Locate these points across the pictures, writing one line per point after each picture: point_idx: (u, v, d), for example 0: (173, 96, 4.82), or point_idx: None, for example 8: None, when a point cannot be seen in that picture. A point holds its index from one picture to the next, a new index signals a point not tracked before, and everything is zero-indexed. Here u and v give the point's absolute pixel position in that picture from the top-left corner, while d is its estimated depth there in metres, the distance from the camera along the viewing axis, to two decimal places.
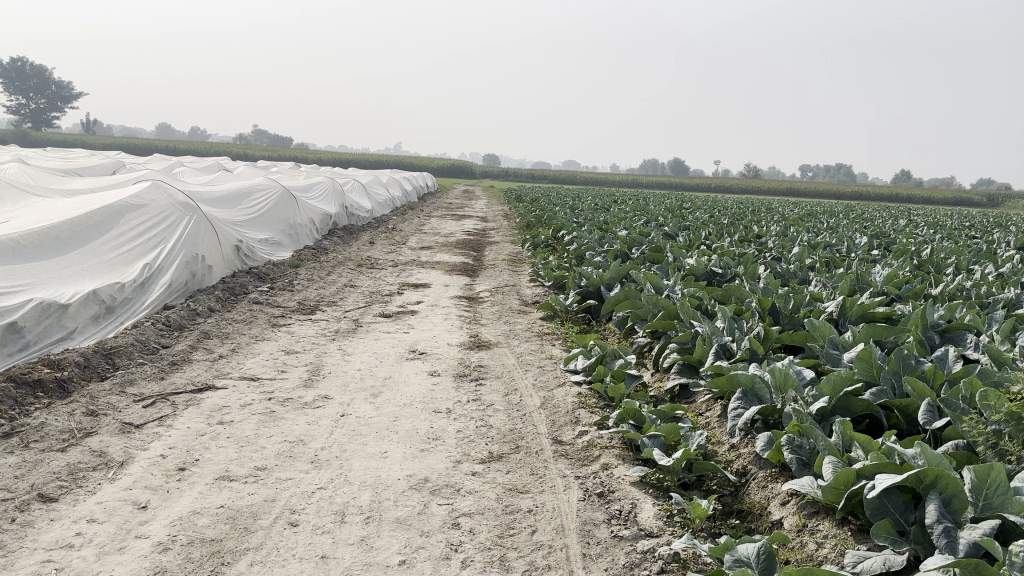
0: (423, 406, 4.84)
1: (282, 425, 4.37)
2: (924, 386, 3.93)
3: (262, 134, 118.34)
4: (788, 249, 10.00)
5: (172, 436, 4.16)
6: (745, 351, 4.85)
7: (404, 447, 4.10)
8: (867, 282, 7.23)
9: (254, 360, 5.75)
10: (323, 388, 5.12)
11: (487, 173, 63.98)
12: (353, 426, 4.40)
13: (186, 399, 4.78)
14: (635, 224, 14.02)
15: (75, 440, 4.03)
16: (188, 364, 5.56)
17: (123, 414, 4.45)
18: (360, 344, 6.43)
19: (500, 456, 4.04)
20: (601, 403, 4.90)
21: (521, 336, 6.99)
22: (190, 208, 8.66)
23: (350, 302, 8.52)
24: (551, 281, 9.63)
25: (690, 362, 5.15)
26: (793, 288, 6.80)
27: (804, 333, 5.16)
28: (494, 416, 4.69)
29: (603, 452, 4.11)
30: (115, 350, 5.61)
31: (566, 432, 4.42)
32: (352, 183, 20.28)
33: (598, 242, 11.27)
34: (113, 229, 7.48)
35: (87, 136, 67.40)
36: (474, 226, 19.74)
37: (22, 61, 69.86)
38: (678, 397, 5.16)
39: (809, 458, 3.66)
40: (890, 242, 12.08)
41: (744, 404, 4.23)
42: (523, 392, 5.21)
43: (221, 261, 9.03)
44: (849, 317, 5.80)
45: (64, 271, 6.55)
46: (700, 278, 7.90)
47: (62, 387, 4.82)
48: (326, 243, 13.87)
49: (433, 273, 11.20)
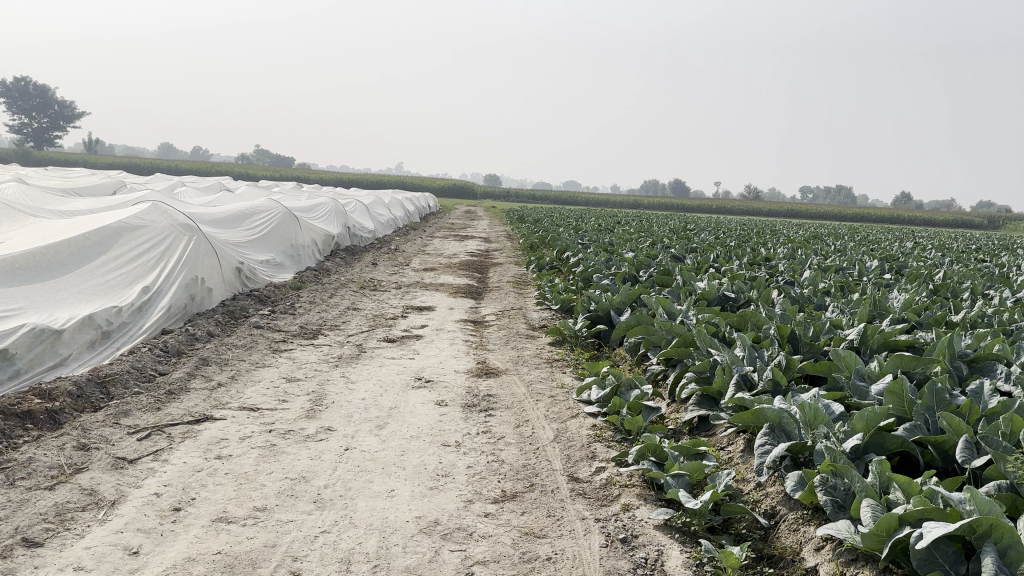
0: (431, 438, 4.62)
1: (283, 460, 4.15)
2: (961, 421, 3.71)
3: (264, 155, 118.70)
4: (798, 272, 9.81)
5: (167, 473, 3.94)
6: (768, 382, 4.64)
7: (412, 485, 3.88)
8: (885, 309, 7.03)
9: (254, 388, 5.54)
10: (326, 419, 4.90)
11: (489, 194, 63.91)
12: (358, 462, 4.18)
13: (183, 431, 4.56)
14: (641, 246, 13.85)
15: (64, 477, 3.80)
16: (186, 393, 5.34)
17: (116, 447, 4.23)
18: (364, 371, 6.22)
19: (514, 495, 3.82)
20: (617, 436, 4.68)
21: (530, 362, 6.78)
22: (191, 229, 8.48)
23: (353, 326, 8.30)
24: (558, 304, 9.44)
25: (710, 393, 4.95)
26: (810, 314, 6.59)
27: (827, 363, 4.95)
28: (505, 450, 4.46)
29: (623, 491, 3.89)
30: (109, 378, 5.40)
31: (582, 468, 4.20)
32: (354, 203, 20.13)
33: (605, 264, 11.08)
34: (111, 251, 7.30)
35: (88, 155, 67.44)
36: (477, 247, 19.54)
37: (25, 81, 70.15)
38: (698, 430, 4.94)
39: (845, 500, 3.44)
40: (901, 266, 11.90)
41: (771, 440, 4.01)
42: (535, 424, 4.99)
43: (221, 283, 8.83)
44: (871, 346, 5.58)
45: (60, 294, 6.35)
46: (712, 302, 7.70)
47: (53, 419, 4.60)
48: (328, 264, 13.68)
49: (437, 295, 11.01)
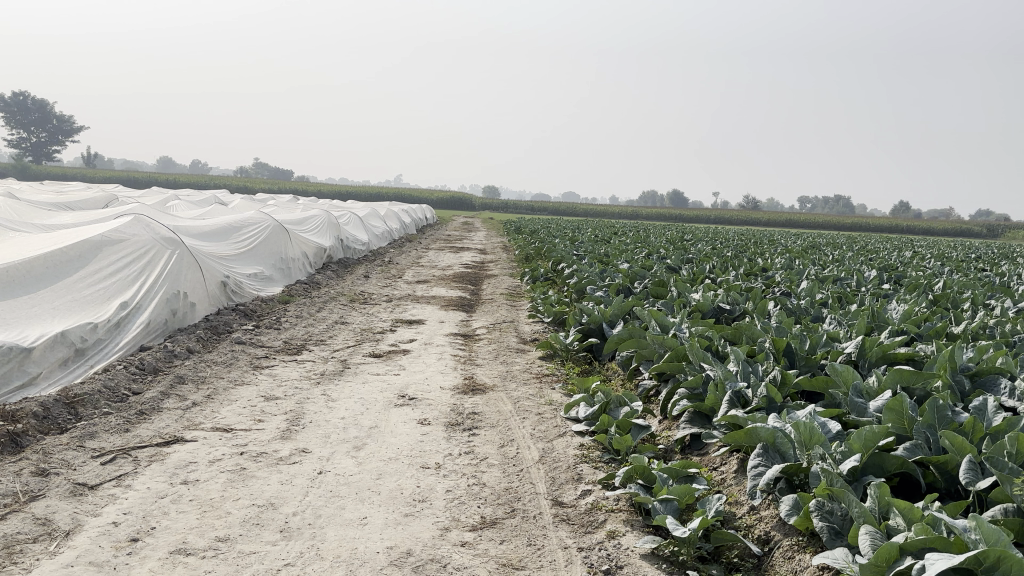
0: (410, 460, 4.41)
1: (252, 486, 3.95)
2: (964, 440, 3.50)
3: (262, 168, 118.94)
4: (795, 283, 9.61)
5: (128, 500, 3.74)
6: (762, 399, 4.45)
7: (386, 512, 3.67)
8: (884, 320, 6.83)
9: (229, 408, 5.33)
10: (301, 441, 4.70)
11: (487, 205, 63.74)
12: (331, 486, 3.98)
13: (150, 454, 4.35)
14: (637, 257, 13.64)
15: (17, 506, 3.59)
16: (158, 414, 5.14)
17: (76, 473, 4.03)
18: (346, 388, 6.02)
19: (494, 522, 3.61)
20: (605, 456, 4.47)
21: (519, 378, 6.58)
22: (174, 243, 8.29)
23: (339, 340, 8.09)
24: (550, 317, 9.24)
25: (702, 411, 4.75)
26: (807, 326, 6.39)
27: (824, 379, 4.75)
28: (487, 472, 4.26)
29: (609, 517, 3.68)
30: (78, 398, 5.19)
31: (567, 491, 3.99)
32: (348, 216, 19.95)
33: (599, 275, 10.87)
34: (89, 265, 7.10)
35: (86, 170, 67.32)
36: (471, 258, 19.29)
37: (23, 96, 70.24)
38: (690, 448, 4.73)
39: (842, 527, 3.24)
40: (900, 275, 11.69)
41: (765, 461, 3.80)
42: (519, 443, 4.79)
43: (205, 298, 8.63)
44: (869, 359, 5.39)
45: (32, 310, 6.15)
46: (707, 314, 7.51)
47: (15, 441, 4.39)
48: (318, 277, 13.48)
49: (427, 308, 10.81)
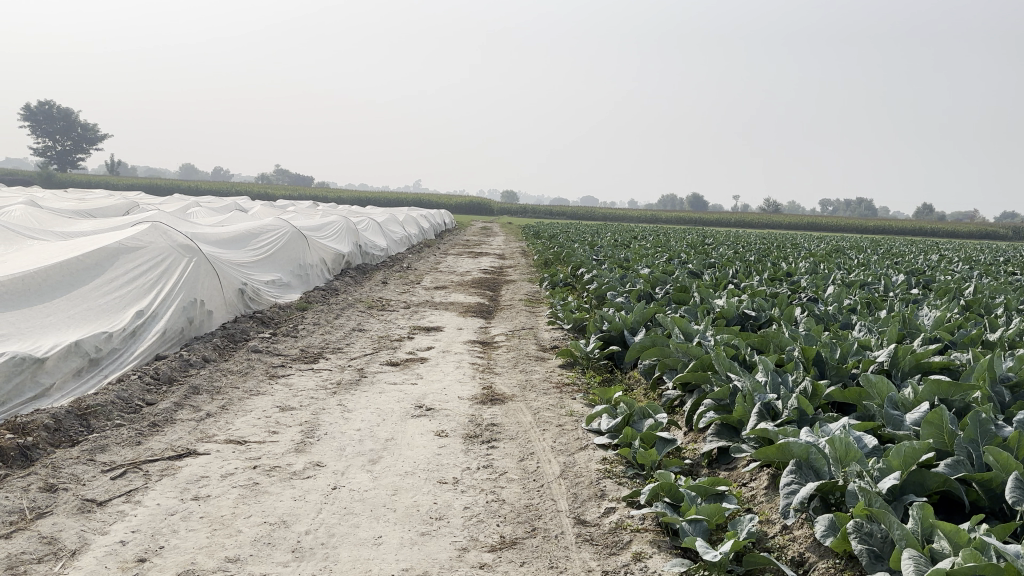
0: (427, 475, 4.27)
1: (264, 502, 3.82)
2: (1009, 457, 3.29)
3: (283, 174, 119.78)
4: (822, 289, 9.37)
5: (137, 517, 3.62)
6: (794, 411, 4.27)
7: (402, 531, 3.53)
8: (916, 327, 6.61)
9: (244, 419, 5.22)
10: (315, 454, 4.57)
11: (506, 209, 63.67)
12: (345, 503, 3.84)
13: (161, 468, 4.24)
14: (658, 262, 13.44)
15: (23, 524, 3.48)
16: (171, 425, 5.04)
17: (85, 488, 3.92)
18: (362, 398, 5.89)
19: (514, 542, 3.47)
20: (630, 471, 4.31)
21: (539, 387, 6.42)
22: (191, 250, 8.21)
23: (357, 348, 7.98)
24: (570, 323, 9.08)
25: (730, 423, 4.57)
26: (836, 334, 6.18)
27: (857, 390, 4.55)
28: (507, 488, 4.11)
29: (634, 537, 3.52)
30: (91, 410, 5.10)
31: (590, 509, 3.84)
32: (366, 221, 19.89)
33: (620, 281, 10.68)
34: (105, 274, 7.03)
35: (109, 177, 67.96)
36: (490, 264, 19.17)
37: (48, 105, 71.12)
38: (718, 462, 4.56)
39: (882, 550, 3.07)
40: (929, 279, 11.39)
41: (798, 479, 3.62)
42: (540, 457, 4.63)
43: (222, 305, 8.56)
44: (902, 369, 5.18)
45: (47, 319, 6.08)
46: (731, 321, 7.31)
47: (24, 455, 4.31)
48: (336, 283, 13.40)
49: (446, 314, 10.67)
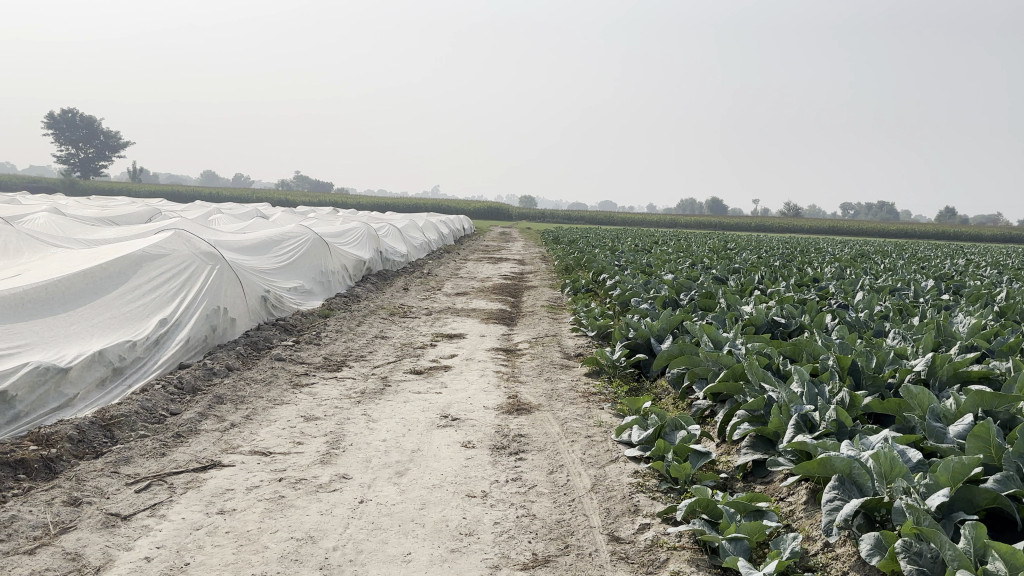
0: (455, 488, 4.18)
1: (290, 517, 3.75)
2: None
3: (303, 181, 120.48)
4: (851, 295, 9.20)
5: (162, 532, 3.56)
6: (833, 423, 4.14)
7: (432, 547, 3.44)
8: (951, 334, 6.45)
9: (268, 430, 5.16)
10: (341, 466, 4.50)
11: (524, 214, 63.64)
12: (372, 517, 3.76)
13: (186, 481, 4.18)
14: (680, 267, 13.29)
15: (47, 539, 3.43)
16: (195, 436, 4.98)
17: (110, 502, 3.87)
18: (387, 408, 5.82)
19: (547, 560, 3.37)
20: (663, 485, 4.20)
21: (565, 396, 6.32)
22: (214, 258, 8.19)
23: (380, 356, 7.92)
24: (594, 331, 8.97)
25: (765, 435, 4.45)
26: (870, 342, 6.03)
27: (896, 401, 4.42)
28: (537, 502, 4.02)
29: (671, 555, 3.41)
30: (115, 420, 5.05)
31: (624, 525, 3.73)
32: (386, 227, 19.88)
33: (644, 287, 10.55)
34: (128, 282, 7.01)
35: (132, 184, 68.58)
36: (510, 270, 19.10)
37: (71, 114, 71.94)
38: (753, 476, 4.44)
39: (933, 571, 2.94)
40: (959, 285, 11.18)
41: (841, 495, 3.49)
42: (570, 469, 4.53)
43: (245, 313, 8.53)
44: (941, 378, 5.03)
45: (71, 328, 6.06)
46: (761, 329, 7.17)
47: (48, 467, 4.26)
48: (358, 290, 13.37)
49: (468, 321, 10.60)
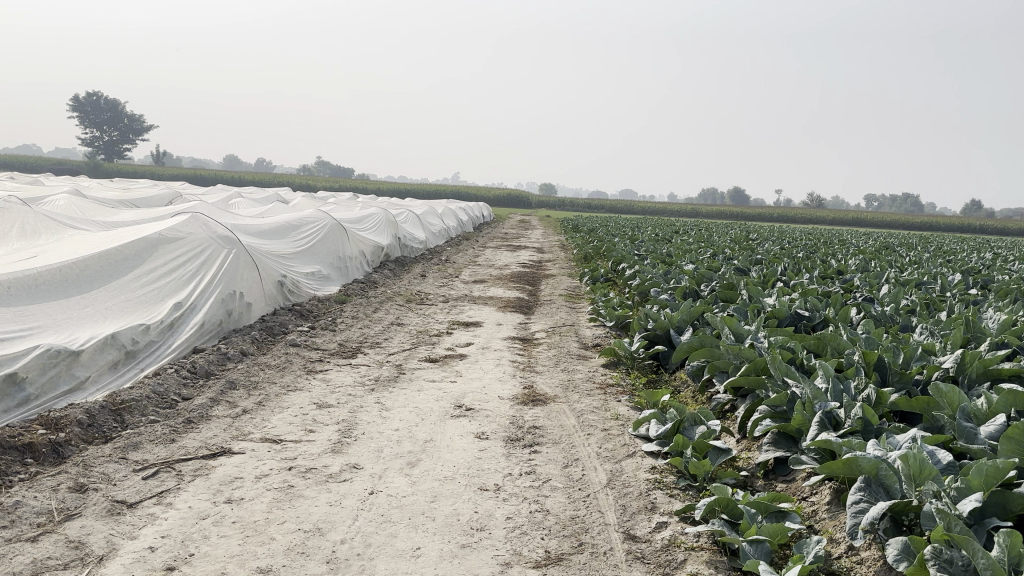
0: (468, 481, 4.09)
1: (298, 507, 3.67)
2: None
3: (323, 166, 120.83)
4: (876, 288, 8.99)
5: (168, 521, 3.49)
6: (859, 421, 3.99)
7: (442, 542, 3.35)
8: (981, 330, 6.25)
9: (280, 417, 5.09)
10: (352, 455, 4.41)
11: (544, 203, 63.44)
12: (382, 510, 3.67)
13: (194, 468, 4.12)
14: (701, 257, 13.09)
15: (51, 526, 3.37)
16: (206, 422, 4.92)
17: (116, 489, 3.81)
18: (400, 396, 5.73)
19: (560, 558, 3.26)
20: (681, 482, 4.08)
21: (582, 388, 6.20)
22: (231, 242, 8.12)
23: (395, 344, 7.83)
24: (612, 321, 8.83)
25: (788, 432, 4.32)
26: (897, 338, 5.85)
27: (926, 399, 4.26)
28: (551, 497, 3.91)
29: (689, 556, 3.30)
30: (125, 405, 5.00)
31: (641, 523, 3.62)
32: (405, 214, 19.78)
33: (663, 276, 10.39)
34: (144, 264, 6.97)
35: (154, 168, 68.99)
36: (529, 258, 18.98)
37: (96, 97, 72.42)
38: (775, 473, 4.31)
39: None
40: (987, 279, 10.92)
41: (867, 497, 3.35)
42: (585, 464, 4.43)
43: (261, 298, 8.48)
44: (970, 375, 4.86)
45: (84, 311, 6.02)
46: (783, 321, 7.00)
47: (56, 452, 4.22)
48: (375, 276, 13.30)
49: (485, 309, 10.49)
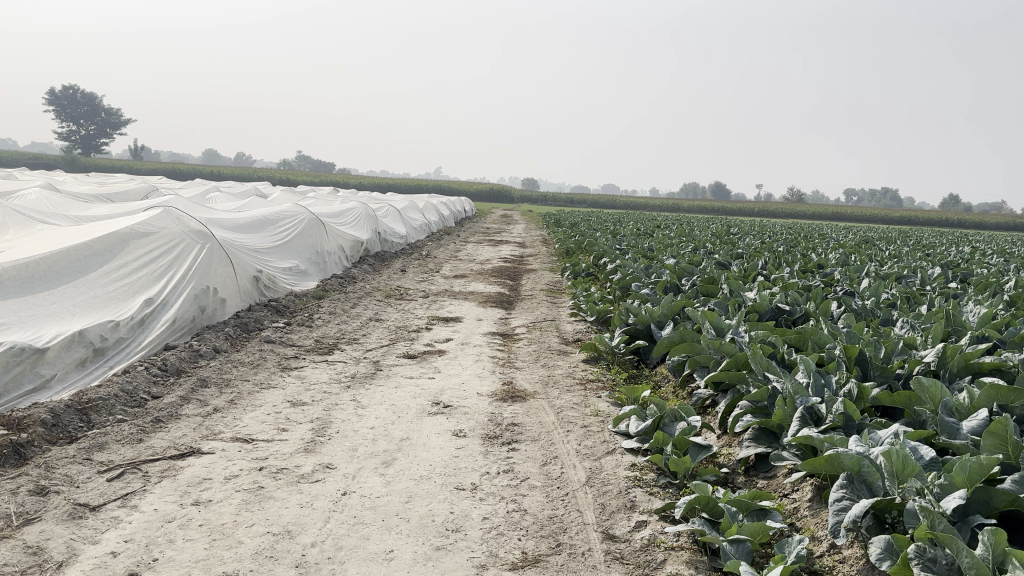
0: (444, 480, 4.00)
1: (268, 509, 3.56)
2: None
3: (304, 161, 120.07)
4: (857, 282, 8.96)
5: (131, 524, 3.37)
6: (840, 416, 3.93)
7: (415, 544, 3.25)
8: (962, 324, 6.22)
9: (253, 416, 4.97)
10: (325, 455, 4.30)
11: (527, 198, 63.35)
12: (355, 511, 3.57)
13: (161, 469, 4.00)
14: (682, 252, 13.04)
15: (8, 531, 3.24)
16: (175, 421, 4.79)
17: (79, 491, 3.68)
18: (377, 393, 5.63)
19: (537, 559, 3.18)
20: (661, 479, 4.01)
21: (562, 384, 6.12)
22: (205, 236, 7.97)
23: (373, 340, 7.71)
24: (593, 316, 8.76)
25: (769, 428, 4.26)
26: (878, 332, 5.81)
27: (907, 394, 4.20)
28: (528, 496, 3.83)
29: (669, 556, 3.22)
30: (91, 404, 4.86)
31: (620, 523, 3.55)
32: (385, 208, 19.61)
33: (645, 271, 10.32)
34: (114, 259, 6.81)
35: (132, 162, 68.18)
36: (510, 253, 18.87)
37: (72, 90, 71.44)
38: (755, 469, 4.26)
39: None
40: (966, 273, 10.94)
41: (849, 495, 3.29)
42: (564, 461, 4.35)
43: (237, 293, 8.33)
44: (952, 369, 4.81)
45: (51, 307, 5.86)
46: (764, 315, 6.95)
47: (18, 453, 4.08)
48: (354, 271, 13.15)
49: (465, 305, 10.38)
